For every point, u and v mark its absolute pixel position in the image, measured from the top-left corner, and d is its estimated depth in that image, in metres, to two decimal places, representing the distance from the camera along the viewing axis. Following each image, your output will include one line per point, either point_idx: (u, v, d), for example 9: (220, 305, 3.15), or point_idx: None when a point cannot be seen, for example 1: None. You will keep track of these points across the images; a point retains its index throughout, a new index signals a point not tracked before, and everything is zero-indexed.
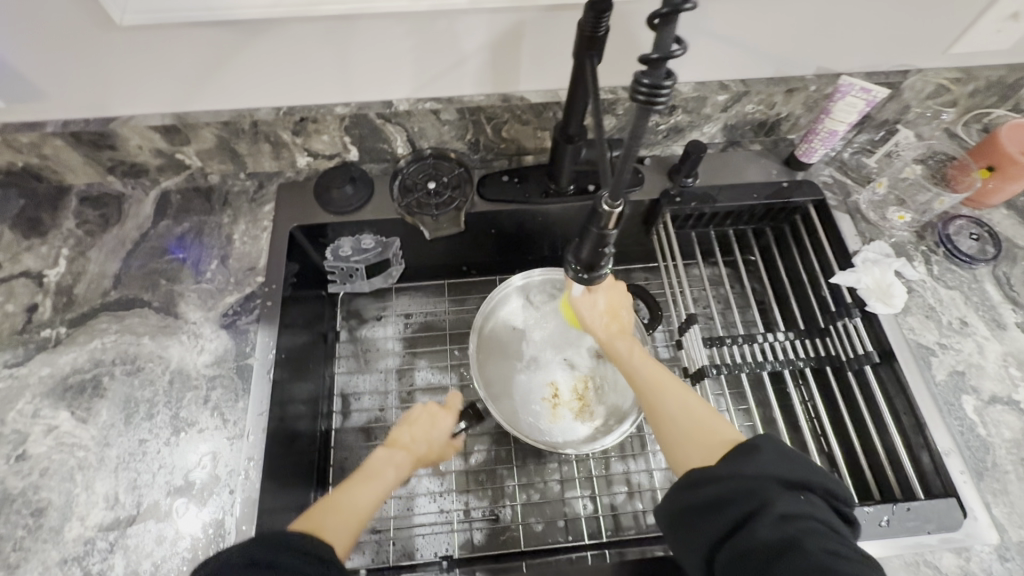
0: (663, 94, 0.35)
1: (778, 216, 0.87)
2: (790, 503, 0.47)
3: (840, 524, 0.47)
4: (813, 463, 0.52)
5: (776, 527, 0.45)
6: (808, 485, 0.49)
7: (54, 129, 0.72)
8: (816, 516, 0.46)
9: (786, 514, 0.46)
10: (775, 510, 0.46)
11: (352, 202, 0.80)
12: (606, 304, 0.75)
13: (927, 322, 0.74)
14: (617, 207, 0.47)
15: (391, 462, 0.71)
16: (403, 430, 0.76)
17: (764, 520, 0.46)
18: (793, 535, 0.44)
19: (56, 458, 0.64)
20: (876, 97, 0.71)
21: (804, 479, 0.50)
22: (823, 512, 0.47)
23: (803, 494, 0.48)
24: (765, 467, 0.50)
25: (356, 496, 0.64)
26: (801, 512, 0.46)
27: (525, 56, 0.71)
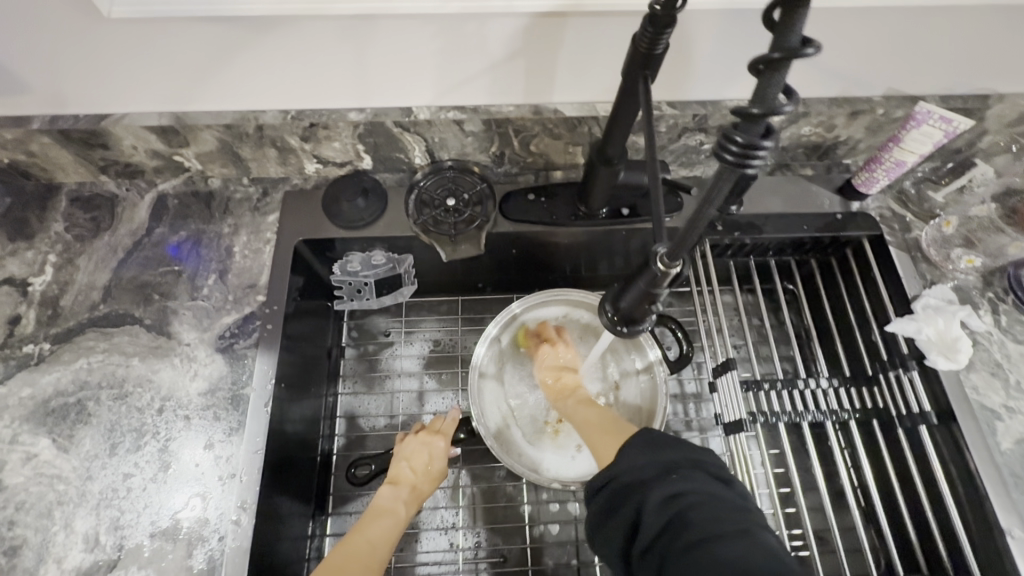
0: (757, 157, 0.30)
1: (826, 249, 0.80)
2: (669, 486, 0.49)
3: (716, 485, 0.49)
4: (678, 439, 0.54)
5: (661, 511, 0.48)
6: (678, 462, 0.51)
7: (40, 126, 0.65)
8: (693, 488, 0.48)
9: (668, 496, 0.49)
10: (655, 497, 0.49)
11: (363, 216, 0.73)
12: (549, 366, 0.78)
13: (993, 381, 0.67)
14: (674, 267, 0.40)
15: (398, 501, 0.69)
16: (401, 464, 0.72)
17: (649, 512, 0.48)
18: (674, 516, 0.47)
19: (34, 491, 0.60)
20: (957, 128, 0.62)
21: (675, 457, 0.52)
22: (697, 482, 0.49)
23: (680, 472, 0.51)
24: (640, 461, 0.53)
25: (364, 546, 0.64)
26: (677, 489, 0.49)
27: (561, 64, 0.64)
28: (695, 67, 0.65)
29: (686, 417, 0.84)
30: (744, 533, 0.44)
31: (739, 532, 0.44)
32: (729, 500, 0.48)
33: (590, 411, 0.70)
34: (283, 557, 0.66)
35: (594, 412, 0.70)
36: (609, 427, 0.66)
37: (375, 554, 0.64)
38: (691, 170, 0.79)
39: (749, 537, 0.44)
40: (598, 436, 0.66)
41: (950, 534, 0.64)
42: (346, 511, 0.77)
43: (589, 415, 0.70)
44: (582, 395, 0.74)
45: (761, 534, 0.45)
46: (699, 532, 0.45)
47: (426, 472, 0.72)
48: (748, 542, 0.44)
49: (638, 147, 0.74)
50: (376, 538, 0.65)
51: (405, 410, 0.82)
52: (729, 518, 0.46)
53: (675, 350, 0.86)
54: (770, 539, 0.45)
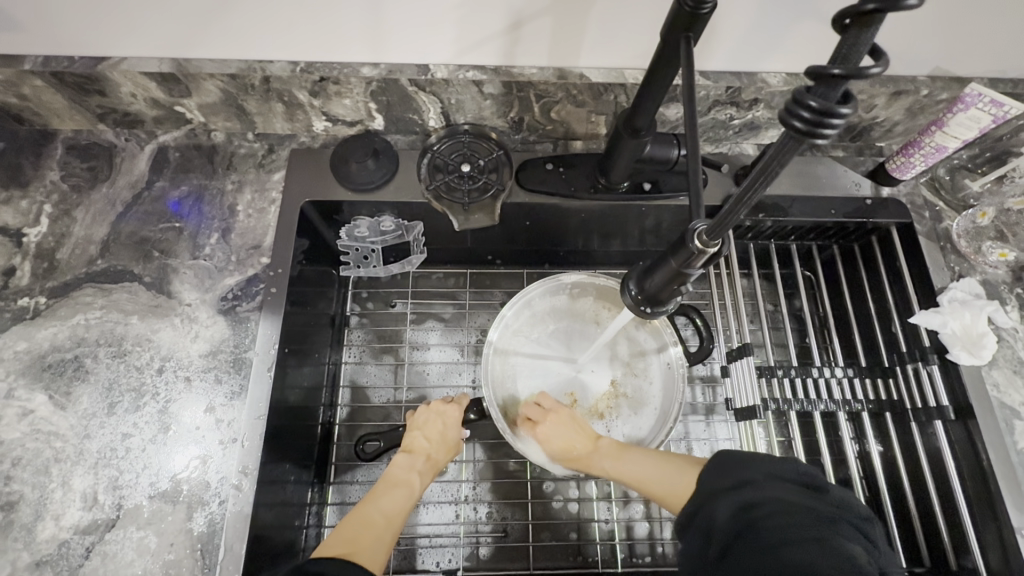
0: (831, 124, 0.28)
1: (850, 235, 0.77)
2: (744, 496, 0.48)
3: (796, 494, 0.47)
4: (756, 454, 0.52)
5: (733, 517, 0.47)
6: (756, 474, 0.50)
7: (33, 67, 0.61)
8: (768, 496, 0.47)
9: (741, 504, 0.47)
10: (726, 506, 0.48)
11: (374, 177, 0.69)
12: (559, 439, 0.70)
13: (1014, 379, 0.65)
14: (714, 244, 0.38)
15: (412, 471, 0.68)
16: (415, 433, 0.71)
17: (721, 519, 0.48)
18: (746, 523, 0.46)
19: (31, 447, 0.59)
20: (1007, 114, 0.59)
21: (754, 474, 0.50)
22: (774, 491, 0.48)
23: (756, 486, 0.49)
24: (714, 475, 0.52)
25: (378, 514, 0.62)
26: (753, 496, 0.47)
27: (591, 24, 0.59)
28: (732, 35, 0.61)
29: (693, 400, 0.81)
30: (826, 543, 0.42)
31: (821, 541, 0.42)
32: (812, 508, 0.46)
33: (631, 462, 0.65)
34: (285, 520, 0.66)
35: (639, 459, 0.65)
36: (668, 472, 0.61)
37: (388, 522, 0.62)
38: (717, 146, 0.76)
39: (834, 549, 0.42)
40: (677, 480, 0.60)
41: (958, 528, 0.63)
42: (349, 479, 0.76)
43: (634, 466, 0.65)
44: (609, 446, 0.69)
45: (846, 545, 0.43)
46: (777, 538, 0.43)
47: (441, 440, 0.71)
48: (833, 554, 0.41)
49: (663, 119, 0.71)
50: (389, 508, 0.63)
51: (410, 381, 0.81)
52: (810, 527, 0.44)
53: (697, 344, 0.84)
54: (858, 553, 0.42)
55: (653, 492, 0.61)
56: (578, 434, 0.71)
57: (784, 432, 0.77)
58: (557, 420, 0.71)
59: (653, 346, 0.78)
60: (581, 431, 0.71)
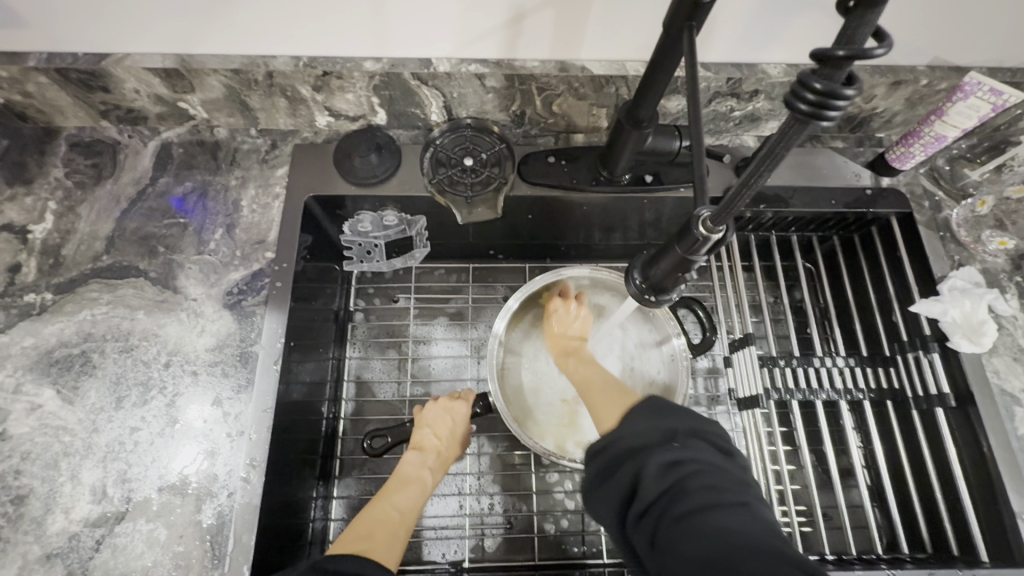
0: (834, 106, 0.28)
1: (851, 226, 0.78)
2: (670, 453, 0.47)
3: (715, 453, 0.48)
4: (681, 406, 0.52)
5: (659, 477, 0.46)
6: (680, 431, 0.49)
7: (37, 64, 0.62)
8: (693, 457, 0.47)
9: (669, 463, 0.46)
10: (654, 463, 0.47)
11: (376, 172, 0.69)
12: (559, 322, 0.76)
13: (1014, 365, 0.66)
14: (718, 230, 0.38)
15: (424, 467, 0.68)
16: (424, 431, 0.71)
17: (648, 478, 0.46)
18: (673, 483, 0.45)
19: (39, 442, 0.59)
20: (1006, 102, 0.59)
21: (677, 429, 0.49)
22: (699, 451, 0.47)
23: (680, 443, 0.48)
24: (640, 428, 0.50)
25: (393, 510, 0.62)
26: (679, 456, 0.47)
27: (592, 16, 0.60)
28: (732, 27, 0.61)
29: (696, 392, 0.81)
30: (743, 504, 0.44)
31: (739, 502, 0.44)
32: (728, 469, 0.47)
33: (597, 372, 0.68)
34: (292, 511, 0.67)
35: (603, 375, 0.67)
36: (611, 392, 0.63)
37: (403, 519, 0.62)
38: (718, 138, 0.76)
39: (748, 509, 0.43)
40: (602, 400, 0.62)
41: (959, 513, 0.64)
42: (355, 473, 0.77)
43: (594, 376, 0.67)
44: (592, 359, 0.71)
45: (757, 504, 0.45)
46: (698, 500, 0.43)
47: (451, 437, 0.71)
48: (748, 514, 0.43)
49: (664, 111, 0.72)
50: (403, 504, 0.64)
51: (414, 374, 0.82)
52: (730, 489, 0.44)
53: (699, 336, 0.84)
54: (765, 511, 0.45)
55: (589, 396, 0.64)
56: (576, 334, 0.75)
57: (787, 422, 0.77)
58: (572, 311, 0.76)
59: (656, 338, 0.78)
60: (580, 334, 0.74)
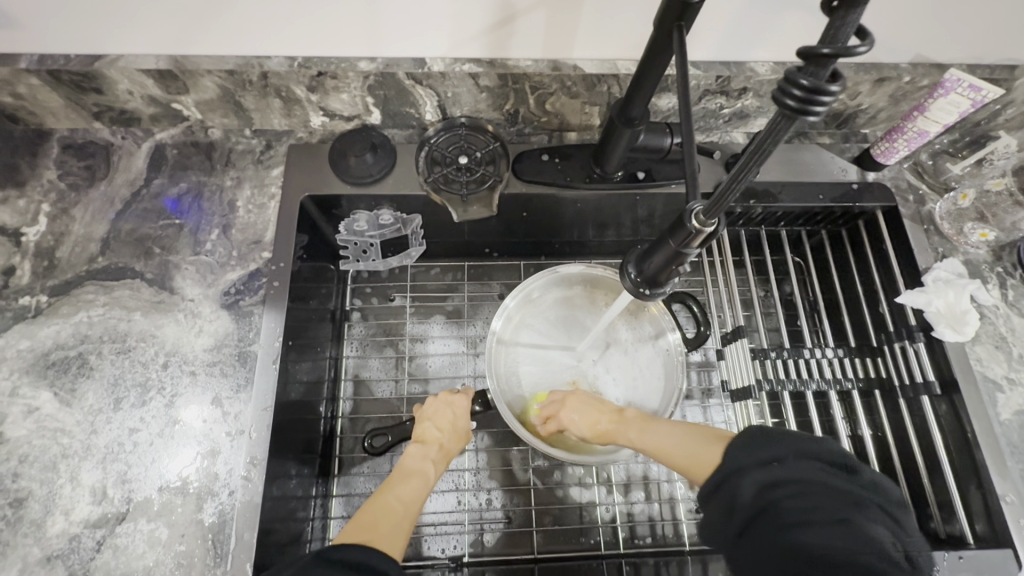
0: (820, 102, 0.29)
1: (838, 220, 0.79)
2: (770, 474, 0.47)
3: (828, 474, 0.47)
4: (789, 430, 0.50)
5: (755, 497, 0.47)
6: (785, 451, 0.48)
7: (29, 66, 0.61)
8: (796, 477, 0.46)
9: (767, 483, 0.47)
10: (751, 483, 0.48)
11: (371, 171, 0.70)
12: (582, 417, 0.71)
13: (996, 353, 0.68)
14: (710, 224, 0.39)
15: (426, 460, 0.69)
16: (425, 424, 0.72)
17: (744, 496, 0.47)
18: (771, 501, 0.46)
19: (37, 444, 0.59)
20: (985, 97, 0.61)
21: (781, 450, 0.48)
22: (806, 471, 0.47)
23: (784, 464, 0.47)
24: (741, 453, 0.50)
25: (396, 502, 0.63)
26: (781, 476, 0.47)
27: (584, 15, 0.60)
28: (720, 26, 0.62)
29: (689, 385, 0.82)
30: (848, 525, 0.43)
31: (844, 524, 0.43)
32: (836, 488, 0.46)
33: (660, 433, 0.63)
34: (292, 509, 0.67)
35: (664, 433, 0.62)
36: (695, 440, 0.59)
37: (406, 510, 0.62)
38: (708, 135, 0.78)
39: (852, 528, 0.43)
40: (699, 450, 0.57)
41: (944, 497, 0.66)
42: (353, 471, 0.77)
43: (659, 438, 0.63)
44: (636, 419, 0.68)
45: (868, 525, 0.44)
46: (800, 518, 0.44)
47: (453, 430, 0.72)
48: (850, 533, 0.42)
49: (655, 109, 0.73)
50: (407, 496, 0.64)
51: (411, 372, 0.82)
52: (835, 509, 0.44)
53: (692, 330, 0.86)
54: (879, 533, 0.44)
55: (678, 465, 0.59)
56: (602, 413, 0.71)
57: (779, 412, 0.79)
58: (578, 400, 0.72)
59: (651, 333, 0.80)
60: (606, 409, 0.71)
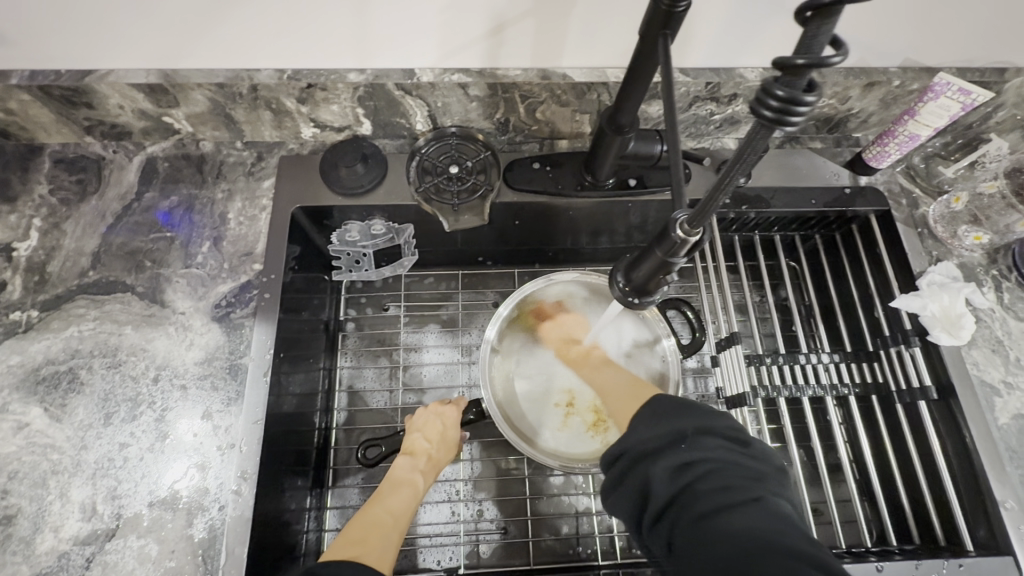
0: (797, 112, 0.29)
1: (832, 224, 0.79)
2: (680, 455, 0.46)
3: (729, 449, 0.46)
4: (689, 404, 0.50)
5: (670, 482, 0.45)
6: (689, 428, 0.48)
7: (19, 82, 0.62)
8: (706, 457, 0.45)
9: (679, 466, 0.46)
10: (663, 466, 0.46)
11: (362, 182, 0.70)
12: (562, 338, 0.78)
13: (993, 357, 0.68)
14: (695, 233, 0.39)
15: (415, 471, 0.69)
16: (414, 435, 0.71)
17: (658, 482, 0.46)
18: (685, 485, 0.44)
19: (27, 461, 0.59)
20: (975, 101, 0.61)
21: (683, 427, 0.48)
22: (711, 449, 0.46)
23: (690, 444, 0.47)
24: (648, 432, 0.49)
25: (386, 514, 0.62)
26: (690, 457, 0.46)
27: (571, 24, 0.61)
28: (708, 32, 0.62)
29: (686, 392, 0.82)
30: (755, 501, 0.42)
31: (751, 500, 0.42)
32: (742, 465, 0.45)
33: (613, 377, 0.69)
34: (285, 522, 0.67)
35: (615, 377, 0.69)
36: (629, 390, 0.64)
37: (397, 522, 0.62)
38: (699, 141, 0.78)
39: (763, 506, 0.42)
40: (619, 398, 0.64)
41: (943, 503, 0.65)
42: (348, 483, 0.77)
43: (607, 380, 0.69)
44: (599, 361, 0.74)
45: (777, 501, 0.43)
46: (714, 502, 0.42)
47: (442, 441, 0.72)
48: (762, 512, 0.41)
49: (646, 116, 0.73)
50: (396, 507, 0.64)
51: (406, 382, 0.82)
52: (741, 486, 0.43)
53: (688, 336, 0.85)
54: (785, 507, 0.43)
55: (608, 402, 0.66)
56: (577, 345, 0.78)
57: (775, 418, 0.78)
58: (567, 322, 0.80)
59: (646, 339, 0.79)
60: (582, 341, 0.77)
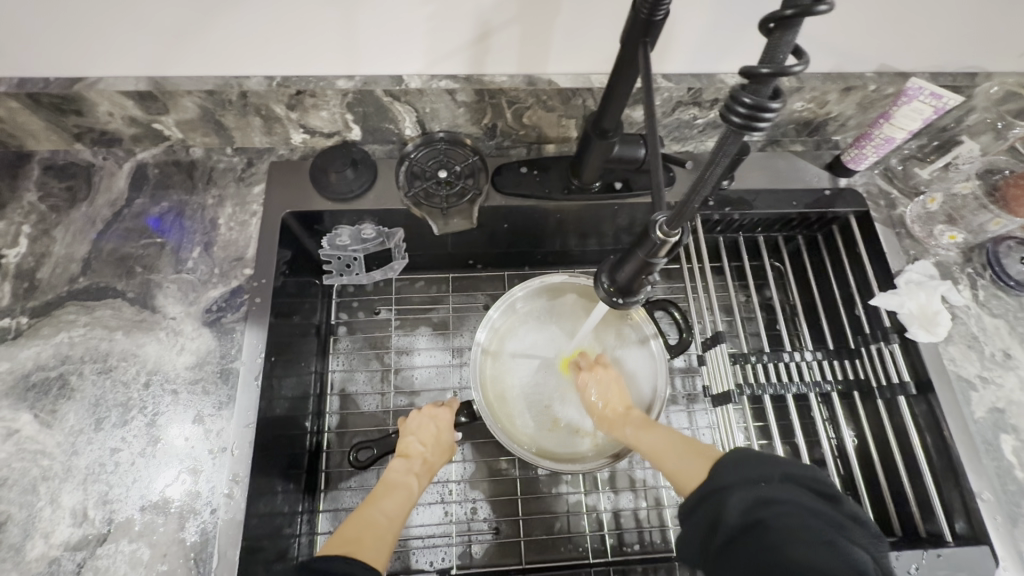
0: (764, 118, 0.31)
1: (813, 225, 0.81)
2: (759, 491, 0.46)
3: (814, 500, 0.46)
4: (773, 454, 0.50)
5: (745, 514, 0.45)
6: (773, 472, 0.47)
7: (8, 89, 0.62)
8: (786, 498, 0.45)
9: (757, 501, 0.45)
10: (738, 498, 0.46)
11: (352, 187, 0.71)
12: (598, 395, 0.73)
13: (969, 352, 0.70)
14: (673, 235, 0.40)
15: (410, 473, 0.69)
16: (409, 438, 0.72)
17: (732, 513, 0.46)
18: (760, 519, 0.44)
19: (17, 467, 0.59)
20: (946, 105, 0.63)
21: (766, 469, 0.48)
22: (792, 493, 0.45)
23: (770, 484, 0.46)
24: (728, 468, 0.49)
25: (380, 515, 0.63)
26: (769, 495, 0.45)
27: (556, 32, 0.62)
28: (688, 39, 0.64)
29: (674, 391, 0.83)
30: (833, 547, 0.41)
31: (827, 546, 0.41)
32: (825, 515, 0.44)
33: (653, 437, 0.64)
34: (278, 524, 0.67)
35: (664, 437, 0.63)
36: (689, 450, 0.59)
37: (390, 523, 0.63)
38: (683, 145, 0.80)
39: (841, 555, 0.41)
40: (681, 464, 0.58)
41: (924, 496, 0.67)
42: (341, 487, 0.77)
43: (656, 441, 0.63)
44: (641, 419, 0.68)
45: (856, 553, 0.42)
46: (788, 540, 0.42)
47: (437, 444, 0.72)
48: (840, 560, 0.40)
49: (630, 120, 0.74)
50: (390, 509, 0.64)
51: (397, 385, 0.82)
52: (820, 532, 0.42)
53: (675, 336, 0.87)
54: (865, 562, 0.42)
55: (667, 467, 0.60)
56: (615, 402, 0.72)
57: (761, 416, 0.80)
58: (603, 377, 0.74)
59: (634, 339, 0.80)
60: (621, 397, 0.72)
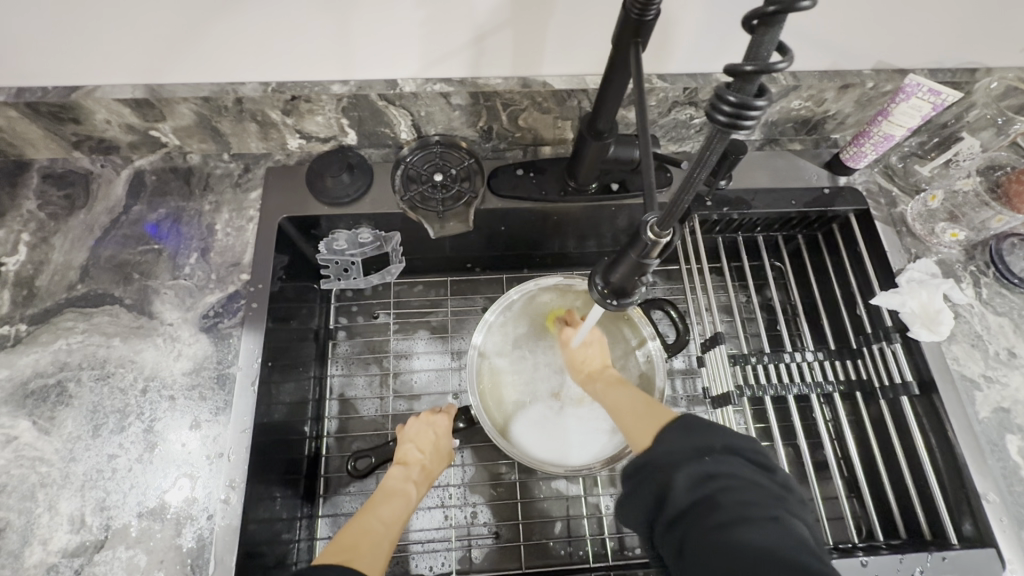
0: (749, 116, 0.31)
1: (813, 225, 0.80)
2: (704, 466, 0.46)
3: (754, 471, 0.46)
4: (714, 422, 0.50)
5: (691, 490, 0.45)
6: (716, 444, 0.48)
7: (7, 99, 0.62)
8: (729, 471, 0.46)
9: (702, 475, 0.46)
10: (685, 473, 0.46)
11: (348, 191, 0.71)
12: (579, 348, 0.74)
13: (973, 351, 0.69)
14: (665, 235, 0.40)
15: (408, 481, 0.69)
16: (407, 445, 0.72)
17: (678, 488, 0.46)
18: (706, 495, 0.45)
19: (16, 474, 0.59)
20: (945, 101, 0.62)
21: (708, 441, 0.48)
22: (733, 466, 0.46)
23: (713, 457, 0.47)
24: (673, 441, 0.49)
25: (377, 522, 0.62)
26: (712, 469, 0.46)
27: (550, 34, 0.62)
28: (682, 40, 0.64)
29: (674, 393, 0.83)
30: (776, 520, 0.42)
31: (771, 518, 0.42)
32: (765, 486, 0.45)
33: (620, 390, 0.65)
34: (277, 530, 0.67)
35: (628, 395, 0.64)
36: (646, 407, 0.59)
37: (388, 530, 0.62)
38: (680, 145, 0.79)
39: (783, 526, 0.42)
40: (633, 418, 0.59)
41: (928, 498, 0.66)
42: (340, 492, 0.77)
43: (621, 395, 0.64)
44: (613, 378, 0.69)
45: (795, 524, 0.43)
46: (734, 517, 0.42)
47: (436, 450, 0.72)
48: (782, 532, 0.42)
49: (626, 121, 0.74)
50: (388, 516, 0.64)
51: (396, 389, 0.82)
52: (762, 505, 0.43)
53: (674, 337, 0.86)
54: (803, 531, 0.43)
55: (622, 419, 0.61)
56: (593, 356, 0.73)
57: (763, 417, 0.79)
58: (587, 334, 0.75)
59: (633, 341, 0.80)
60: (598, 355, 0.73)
